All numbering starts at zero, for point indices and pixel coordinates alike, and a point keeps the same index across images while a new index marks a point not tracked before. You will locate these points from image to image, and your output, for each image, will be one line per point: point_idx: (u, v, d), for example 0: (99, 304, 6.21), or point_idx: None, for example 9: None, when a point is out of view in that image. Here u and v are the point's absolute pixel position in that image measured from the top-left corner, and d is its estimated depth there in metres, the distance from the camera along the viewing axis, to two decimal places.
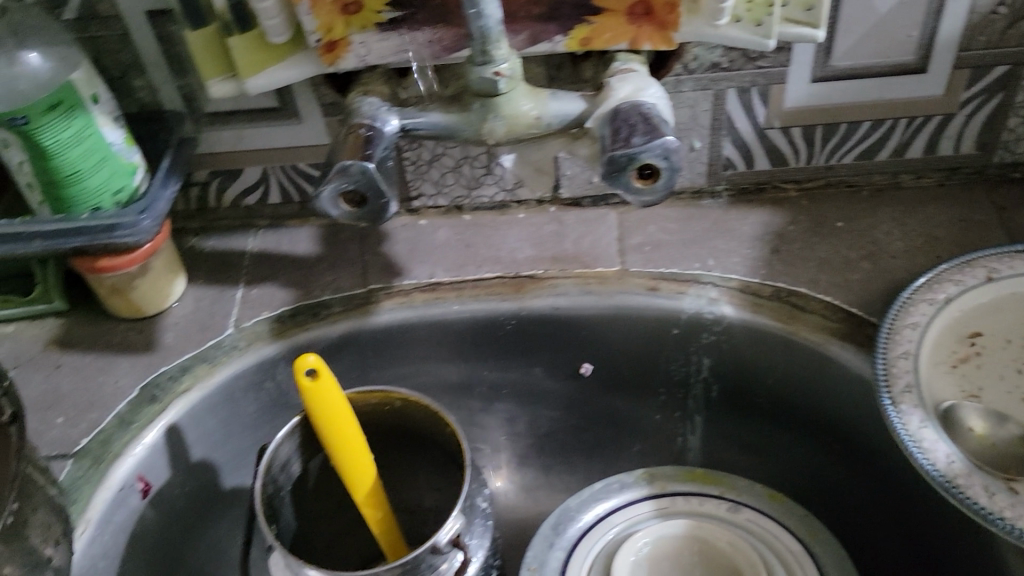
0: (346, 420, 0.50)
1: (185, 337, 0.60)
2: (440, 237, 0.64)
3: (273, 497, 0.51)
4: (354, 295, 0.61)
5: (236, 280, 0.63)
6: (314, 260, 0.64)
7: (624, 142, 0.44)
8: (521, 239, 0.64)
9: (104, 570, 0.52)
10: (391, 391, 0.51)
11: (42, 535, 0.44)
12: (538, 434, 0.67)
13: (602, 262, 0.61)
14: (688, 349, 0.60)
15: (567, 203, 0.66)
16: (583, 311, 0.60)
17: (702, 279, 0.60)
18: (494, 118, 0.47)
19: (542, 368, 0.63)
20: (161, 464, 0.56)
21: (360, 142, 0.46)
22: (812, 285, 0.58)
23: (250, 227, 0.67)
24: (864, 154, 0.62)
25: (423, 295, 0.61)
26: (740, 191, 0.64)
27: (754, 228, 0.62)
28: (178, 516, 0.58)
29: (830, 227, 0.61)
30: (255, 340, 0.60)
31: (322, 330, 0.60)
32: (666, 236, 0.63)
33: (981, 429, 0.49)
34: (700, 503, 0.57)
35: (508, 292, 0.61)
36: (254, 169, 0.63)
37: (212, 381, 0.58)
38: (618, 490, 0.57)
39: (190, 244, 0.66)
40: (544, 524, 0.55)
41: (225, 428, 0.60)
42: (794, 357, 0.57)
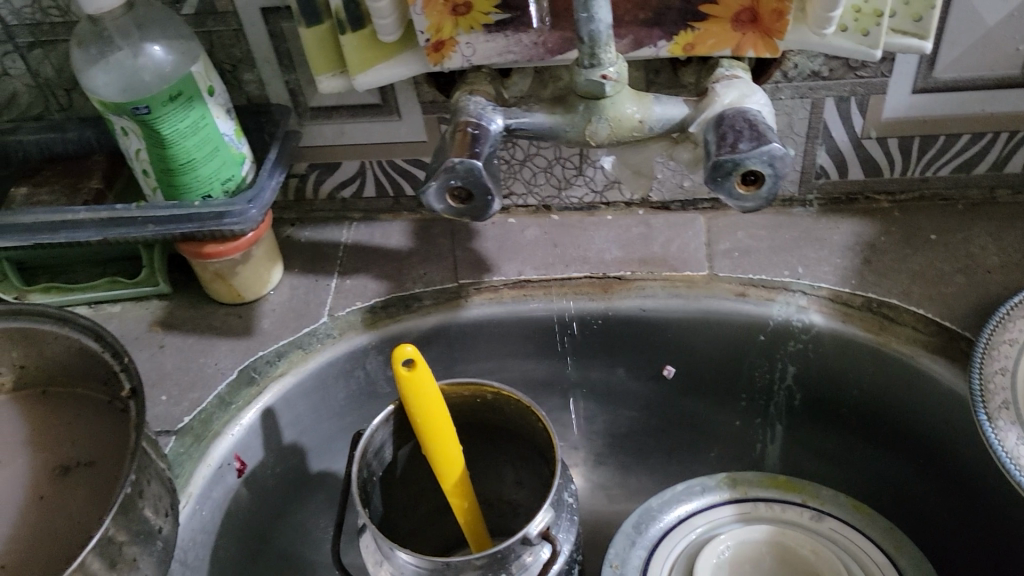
0: (439, 411, 0.51)
1: (281, 323, 0.62)
2: (529, 235, 0.65)
3: (366, 481, 0.53)
4: (444, 289, 0.63)
5: (331, 270, 0.65)
6: (405, 253, 0.65)
7: (730, 147, 0.44)
8: (609, 240, 0.64)
9: (202, 544, 0.54)
10: (483, 384, 0.52)
11: (153, 506, 0.46)
12: (616, 434, 0.67)
13: (690, 266, 0.62)
14: (773, 356, 0.61)
15: (656, 206, 0.66)
16: (670, 314, 0.60)
17: (792, 286, 0.60)
18: (598, 120, 0.48)
19: (625, 369, 0.64)
20: (256, 445, 0.58)
21: (468, 140, 0.47)
22: (905, 296, 0.57)
23: (344, 219, 0.68)
24: (962, 167, 0.61)
25: (512, 291, 0.62)
26: (831, 200, 0.64)
27: (845, 238, 0.62)
28: (269, 497, 0.60)
29: (923, 240, 0.61)
30: (348, 330, 0.62)
31: (414, 321, 0.62)
32: (756, 243, 0.63)
33: None
34: (782, 510, 0.57)
35: (595, 293, 0.62)
36: (351, 162, 0.65)
37: (306, 367, 0.60)
38: (700, 493, 0.58)
39: (287, 233, 0.68)
40: (626, 523, 0.56)
41: (316, 413, 0.62)
42: (882, 369, 0.57)
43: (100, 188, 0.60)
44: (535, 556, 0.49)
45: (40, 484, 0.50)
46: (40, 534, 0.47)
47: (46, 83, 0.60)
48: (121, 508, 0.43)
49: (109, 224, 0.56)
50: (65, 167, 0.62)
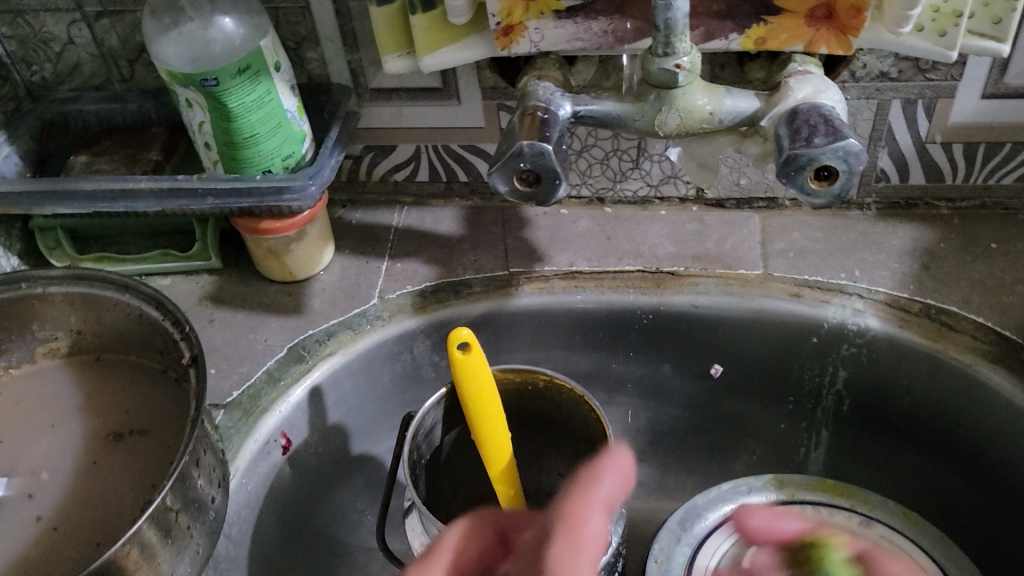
0: (491, 395, 0.51)
1: (331, 303, 0.62)
2: (581, 227, 0.65)
3: (415, 463, 0.52)
4: (495, 277, 0.62)
5: (381, 253, 0.65)
6: (456, 239, 0.65)
7: (804, 142, 0.43)
8: (662, 235, 0.64)
9: (247, 518, 0.54)
10: (537, 371, 0.52)
11: (208, 476, 0.47)
12: (658, 430, 0.66)
13: (744, 265, 0.61)
14: (825, 359, 0.60)
15: (710, 203, 0.65)
16: (722, 311, 0.60)
17: (848, 289, 0.59)
18: (668, 110, 0.48)
19: (672, 366, 0.63)
20: (302, 423, 0.58)
21: (537, 124, 0.47)
22: (964, 304, 0.57)
23: (396, 202, 0.68)
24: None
25: (563, 282, 0.62)
26: (890, 205, 0.63)
27: (903, 243, 0.61)
28: (311, 476, 0.60)
29: (983, 248, 0.60)
30: (397, 312, 0.61)
31: (462, 307, 0.61)
32: (811, 244, 0.62)
33: None
34: (829, 515, 0.57)
35: (647, 287, 0.61)
36: (407, 146, 0.65)
37: (355, 347, 0.60)
38: (747, 492, 0.58)
39: (338, 215, 0.68)
40: (671, 518, 0.56)
41: (361, 395, 0.62)
42: (938, 377, 0.56)
43: (158, 160, 0.60)
44: None
45: (93, 450, 0.50)
46: (93, 499, 0.47)
47: (110, 53, 0.61)
48: (179, 476, 0.43)
49: (168, 194, 0.56)
50: (124, 138, 0.62)
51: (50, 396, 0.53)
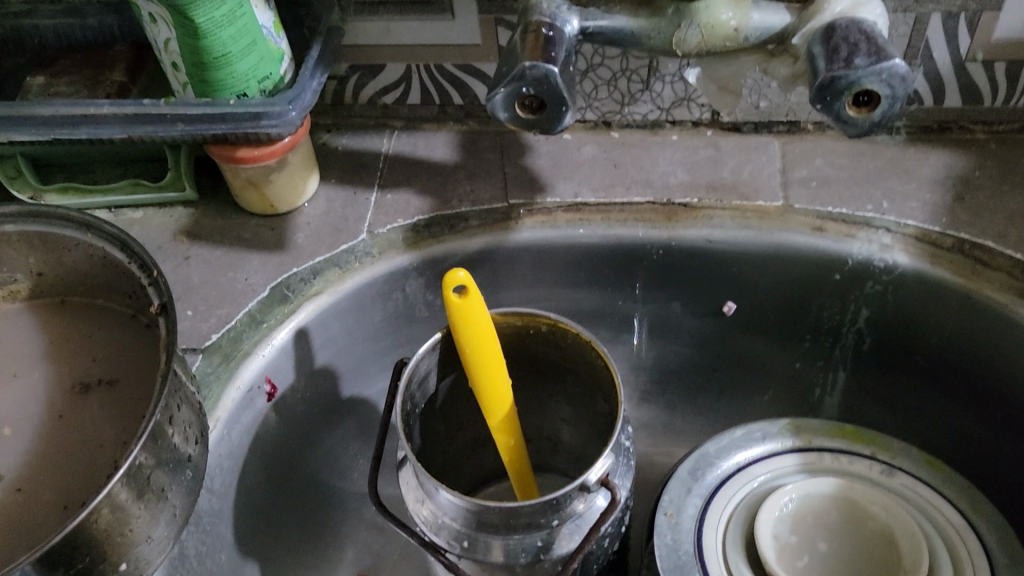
0: (490, 340, 0.47)
1: (317, 237, 0.57)
2: (587, 153, 0.60)
3: (409, 413, 0.49)
4: (493, 210, 0.58)
5: (370, 183, 0.60)
6: (451, 167, 0.60)
7: (843, 62, 0.38)
8: (674, 163, 0.59)
9: (229, 470, 0.51)
10: (539, 315, 0.48)
11: (184, 434, 0.43)
12: (665, 369, 0.63)
13: (763, 195, 0.56)
14: (847, 297, 0.56)
15: (726, 127, 0.60)
16: (737, 246, 0.56)
17: (874, 222, 0.54)
18: (688, 26, 0.43)
19: (682, 303, 0.59)
20: (288, 367, 0.54)
21: (541, 42, 0.42)
22: (1000, 239, 0.53)
23: (385, 126, 0.63)
24: None
25: (567, 215, 0.57)
26: (921, 128, 0.59)
27: (935, 171, 0.57)
28: (299, 422, 0.56)
29: (1022, 176, 0.56)
30: (388, 249, 0.57)
31: (458, 243, 0.57)
32: (835, 172, 0.57)
33: None
34: (849, 462, 0.53)
35: (658, 220, 0.57)
36: (397, 65, 0.59)
37: (343, 287, 0.56)
38: (761, 439, 0.54)
39: (323, 140, 0.63)
40: (682, 467, 0.53)
41: (351, 336, 0.58)
42: (969, 317, 0.52)
43: (123, 82, 0.54)
44: (587, 504, 0.46)
45: (59, 403, 0.46)
46: (60, 457, 0.44)
47: None
48: (151, 436, 0.40)
49: (133, 120, 0.51)
50: (86, 57, 0.56)
51: (12, 342, 0.49)
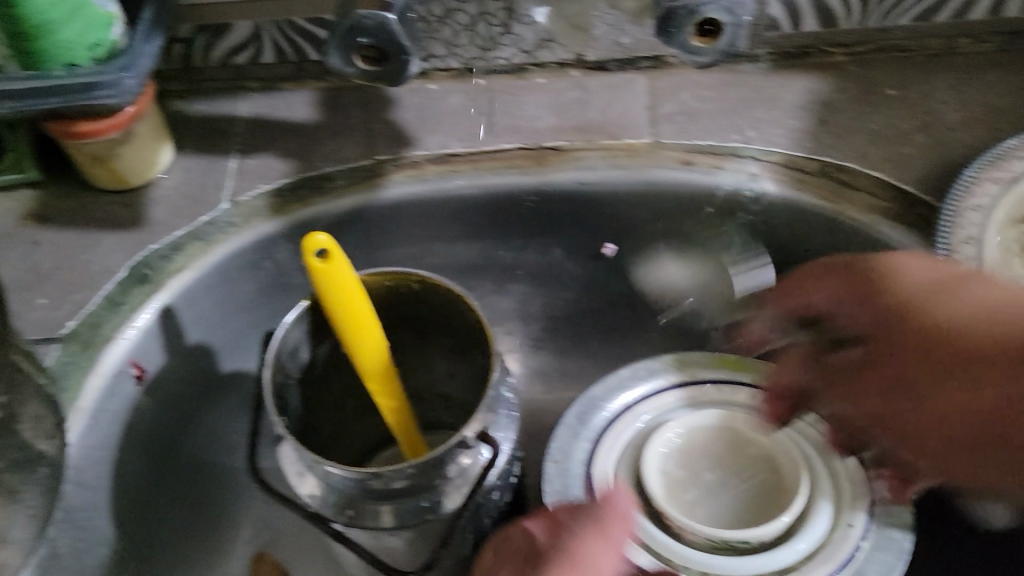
0: (359, 302, 0.46)
1: (175, 211, 0.55)
2: (453, 103, 0.59)
3: (283, 386, 0.47)
4: (359, 166, 0.56)
5: (229, 149, 0.57)
6: (314, 127, 0.58)
7: None
8: (542, 106, 0.58)
9: (101, 461, 0.48)
10: (407, 273, 0.47)
11: (35, 429, 0.40)
12: (552, 316, 0.62)
13: (632, 133, 0.56)
14: (721, 229, 0.56)
15: (592, 67, 0.59)
16: (611, 185, 0.55)
17: (741, 152, 0.55)
18: None
19: (561, 248, 0.59)
20: (155, 348, 0.52)
21: None
22: (862, 160, 0.53)
23: (240, 88, 0.60)
24: (923, 14, 0.56)
25: (437, 167, 0.56)
26: (783, 55, 0.59)
27: (798, 96, 0.57)
28: (174, 405, 0.54)
29: (880, 96, 0.56)
30: (253, 217, 0.55)
31: (325, 206, 0.55)
32: (702, 105, 0.57)
33: None
34: (732, 392, 0.54)
35: (528, 165, 0.56)
36: (245, 23, 0.56)
37: (205, 261, 0.53)
38: (646, 378, 0.54)
39: (176, 108, 0.59)
40: (568, 413, 0.52)
41: (222, 310, 0.55)
42: (837, 239, 0.53)
43: None
44: (471, 459, 0.45)
45: None
46: None
47: None
48: None
49: None
50: None
51: None
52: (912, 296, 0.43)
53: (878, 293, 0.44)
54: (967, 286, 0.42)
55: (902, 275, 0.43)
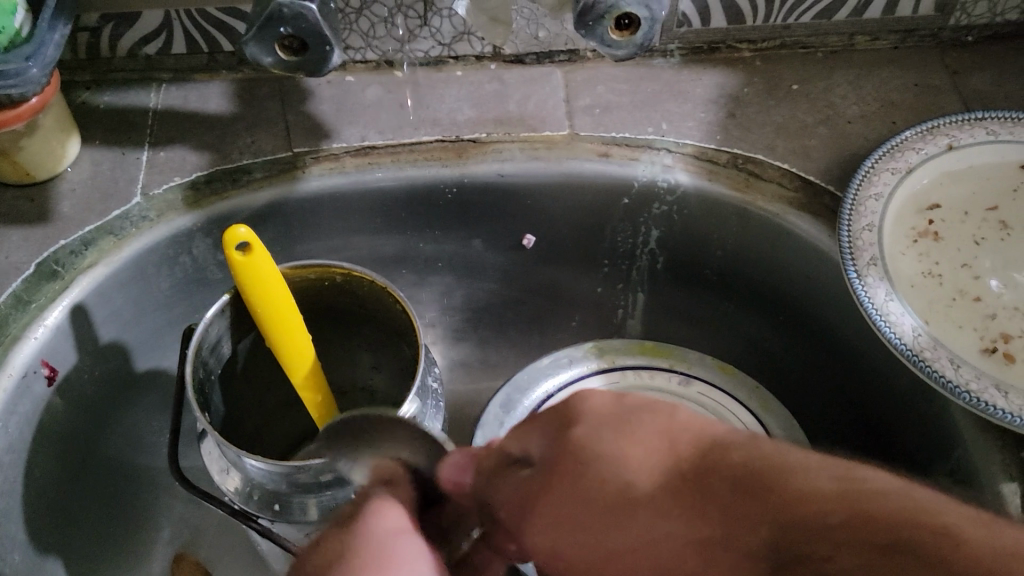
0: (282, 296, 0.45)
1: (84, 206, 0.53)
2: (371, 95, 0.58)
3: (204, 381, 0.47)
4: (277, 159, 0.55)
5: (140, 142, 0.56)
6: (228, 119, 0.57)
7: None
8: (461, 99, 0.58)
9: (11, 465, 0.47)
10: (331, 266, 0.47)
11: None
12: (471, 308, 0.63)
13: (550, 126, 0.57)
14: (637, 220, 0.57)
15: (509, 60, 0.60)
16: (529, 178, 0.56)
17: (656, 144, 0.56)
18: None
19: (482, 240, 0.59)
20: (67, 347, 0.50)
21: None
22: (769, 151, 0.55)
23: (151, 80, 0.59)
24: (824, 13, 0.59)
25: (355, 160, 0.56)
26: (693, 50, 0.60)
27: (708, 90, 0.59)
28: (87, 405, 0.52)
29: (785, 90, 0.59)
30: (167, 211, 0.53)
31: (243, 199, 0.54)
32: (616, 98, 0.59)
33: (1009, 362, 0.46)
34: (650, 376, 0.56)
35: (449, 158, 0.56)
36: (154, 12, 0.54)
37: (119, 257, 0.52)
38: (568, 365, 0.56)
39: (82, 100, 0.57)
40: (493, 402, 0.53)
41: (136, 307, 0.54)
42: (747, 228, 0.55)
43: None
44: None
45: None
46: None
47: None
48: None
49: None
50: None
51: None
52: (610, 467, 0.33)
53: (587, 484, 0.33)
54: (639, 421, 0.34)
55: (611, 477, 0.33)
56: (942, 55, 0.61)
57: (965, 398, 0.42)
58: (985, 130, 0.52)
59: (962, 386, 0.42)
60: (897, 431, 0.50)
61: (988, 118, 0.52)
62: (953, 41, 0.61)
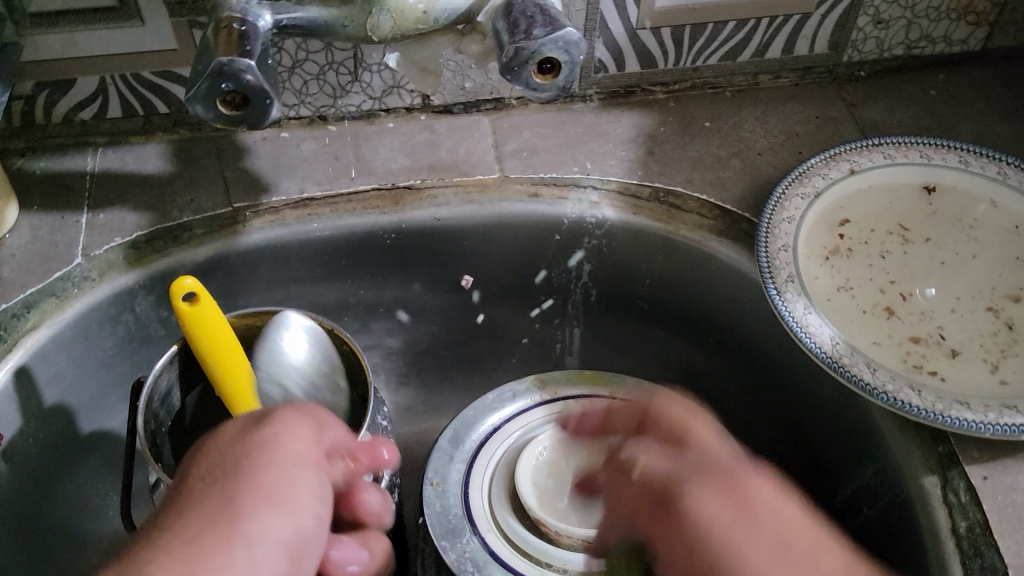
0: (229, 342, 0.46)
1: (24, 269, 0.53)
2: (306, 149, 0.61)
3: (155, 433, 0.47)
4: (218, 215, 0.57)
5: (78, 205, 0.57)
6: (166, 178, 0.58)
7: (524, 35, 0.42)
8: (394, 149, 0.61)
9: None
10: (279, 313, 0.49)
11: None
12: (415, 351, 0.64)
13: (480, 170, 0.60)
14: (570, 255, 0.60)
15: (438, 110, 0.63)
16: (464, 220, 0.58)
17: (582, 182, 0.59)
18: (378, 12, 0.44)
19: (421, 283, 0.61)
20: (11, 411, 0.50)
21: (234, 38, 0.42)
22: (688, 184, 0.59)
23: (86, 144, 0.60)
24: (729, 55, 0.63)
25: (295, 212, 0.57)
26: (611, 94, 0.64)
27: (627, 131, 0.63)
28: (33, 470, 0.52)
29: (698, 127, 0.63)
30: (109, 271, 0.54)
31: (184, 254, 0.55)
32: (542, 141, 0.62)
33: (948, 356, 0.50)
34: (591, 404, 0.58)
35: (386, 205, 0.58)
36: (90, 78, 0.56)
37: (63, 317, 0.52)
38: (511, 399, 0.58)
39: (18, 166, 0.58)
40: (442, 438, 0.55)
41: (79, 367, 0.54)
42: (673, 256, 0.58)
43: None
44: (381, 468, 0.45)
45: None
46: None
47: None
48: None
49: None
50: None
51: None
52: (773, 507, 0.40)
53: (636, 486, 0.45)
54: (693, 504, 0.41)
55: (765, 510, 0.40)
56: (838, 89, 0.65)
57: (884, 399, 0.45)
58: (882, 155, 0.57)
59: (879, 387, 0.46)
60: (823, 438, 0.53)
61: (884, 144, 0.57)
62: (847, 76, 0.66)
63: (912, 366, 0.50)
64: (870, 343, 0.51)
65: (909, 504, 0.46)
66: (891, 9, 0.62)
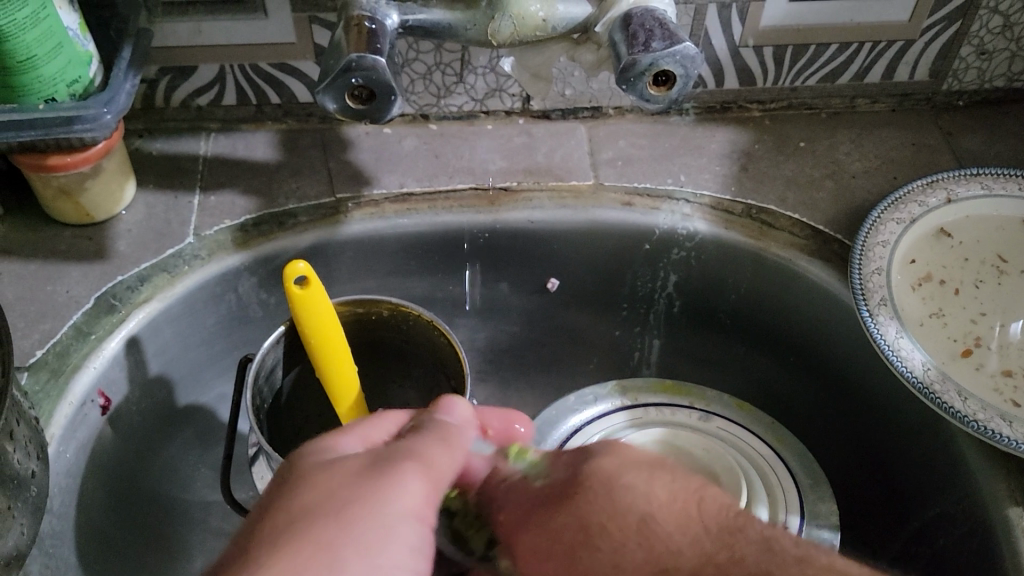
0: (334, 328, 0.48)
1: (140, 244, 0.56)
2: (408, 146, 0.62)
3: (259, 408, 0.50)
4: (321, 205, 0.59)
5: (191, 186, 0.59)
6: (274, 166, 0.61)
7: (642, 47, 0.43)
8: (492, 151, 0.62)
9: (68, 489, 0.48)
10: (379, 301, 0.51)
11: (21, 451, 0.42)
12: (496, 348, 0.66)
13: (575, 176, 0.61)
14: (657, 265, 0.61)
15: (536, 116, 0.64)
16: (558, 224, 0.59)
17: (675, 195, 0.60)
18: (501, 17, 0.45)
19: (508, 283, 0.63)
20: (120, 379, 0.52)
21: (365, 35, 0.43)
22: (780, 203, 0.60)
23: (200, 129, 0.62)
24: (828, 77, 0.64)
25: (394, 206, 0.59)
26: (707, 109, 0.65)
27: (722, 146, 0.63)
28: (135, 436, 0.54)
29: (793, 147, 0.63)
30: (217, 250, 0.56)
31: (289, 240, 0.57)
32: (637, 151, 0.63)
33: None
34: (672, 413, 0.60)
35: (482, 205, 0.60)
36: (210, 66, 0.58)
37: (174, 292, 0.55)
38: (593, 402, 0.61)
39: (135, 146, 0.61)
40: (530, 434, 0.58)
41: (183, 342, 0.57)
42: (759, 272, 0.59)
43: None
44: None
45: None
46: None
47: None
48: None
49: None
50: None
51: None
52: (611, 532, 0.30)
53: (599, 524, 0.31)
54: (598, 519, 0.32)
55: (626, 492, 0.31)
56: (935, 117, 0.65)
57: (974, 427, 0.45)
58: (980, 185, 0.56)
59: (970, 416, 0.46)
60: (902, 464, 0.54)
61: (983, 173, 0.57)
62: (945, 104, 0.66)
63: (996, 392, 0.50)
64: (960, 353, 0.52)
65: (990, 536, 0.46)
66: (996, 40, 0.62)
